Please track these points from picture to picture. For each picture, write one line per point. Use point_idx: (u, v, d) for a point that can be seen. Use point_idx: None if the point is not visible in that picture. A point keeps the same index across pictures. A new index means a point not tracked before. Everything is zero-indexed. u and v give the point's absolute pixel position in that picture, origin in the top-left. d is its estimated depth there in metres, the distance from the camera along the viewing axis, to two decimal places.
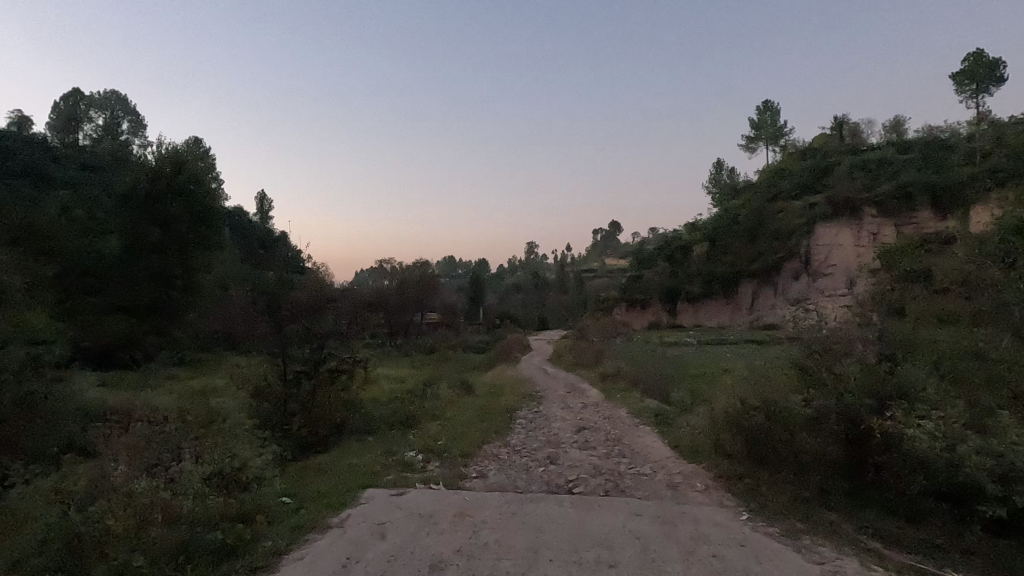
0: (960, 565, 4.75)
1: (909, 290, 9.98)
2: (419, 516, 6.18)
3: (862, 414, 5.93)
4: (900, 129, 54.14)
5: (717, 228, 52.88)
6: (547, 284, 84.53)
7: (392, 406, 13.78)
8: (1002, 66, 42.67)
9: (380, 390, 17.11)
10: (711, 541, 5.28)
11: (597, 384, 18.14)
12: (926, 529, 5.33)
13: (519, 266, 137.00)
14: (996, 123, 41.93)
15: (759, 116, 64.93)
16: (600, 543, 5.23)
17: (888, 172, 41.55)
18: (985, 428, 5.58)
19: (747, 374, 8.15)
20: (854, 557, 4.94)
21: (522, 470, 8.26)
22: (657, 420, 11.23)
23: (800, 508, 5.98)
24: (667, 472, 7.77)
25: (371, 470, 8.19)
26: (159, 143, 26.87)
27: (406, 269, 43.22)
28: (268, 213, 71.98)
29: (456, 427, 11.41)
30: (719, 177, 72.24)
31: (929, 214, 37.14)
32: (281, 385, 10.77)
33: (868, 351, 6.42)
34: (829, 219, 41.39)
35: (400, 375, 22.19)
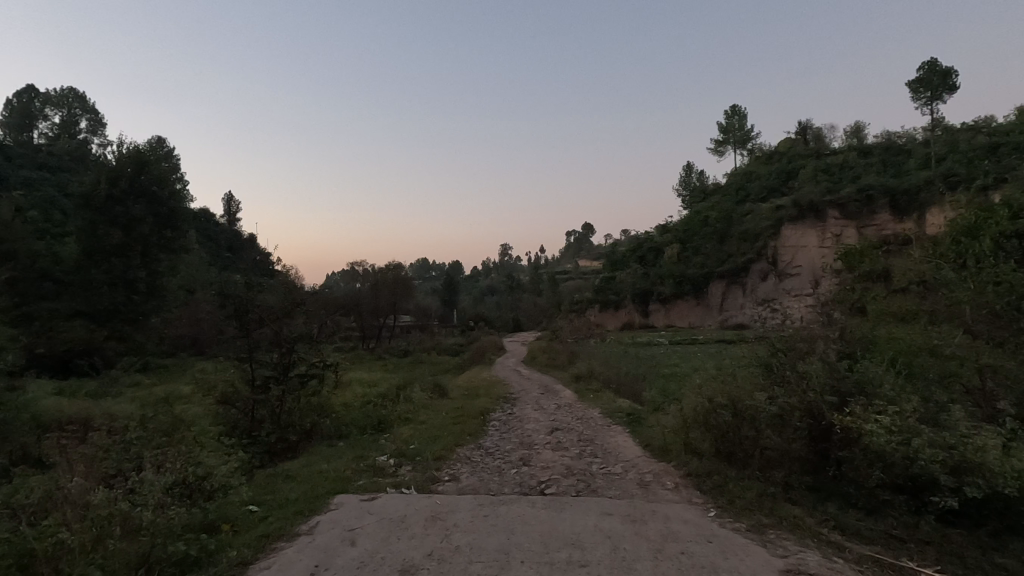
0: (915, 554, 4.92)
1: (868, 289, 10.36)
2: (390, 521, 6.13)
3: (824, 410, 6.08)
4: (861, 134, 56.09)
5: (687, 231, 55.56)
6: (521, 285, 84.91)
7: (365, 409, 13.65)
8: (955, 75, 44.59)
9: (352, 394, 16.88)
10: (679, 537, 5.36)
11: (571, 385, 18.27)
12: (883, 521, 5.51)
13: (492, 268, 136.86)
14: (949, 130, 43.79)
15: (727, 120, 66.60)
16: (570, 543, 5.28)
17: (850, 176, 43.04)
18: (938, 421, 5.79)
19: (715, 373, 8.29)
20: (815, 550, 5.08)
21: (495, 472, 8.26)
22: (629, 420, 11.38)
23: (765, 503, 6.14)
24: (638, 472, 7.86)
25: (341, 475, 8.07)
26: (121, 143, 26.17)
27: (380, 271, 42.63)
28: (235, 215, 70.42)
29: (429, 430, 11.34)
30: (689, 180, 73.53)
31: (889, 216, 38.39)
32: (249, 391, 10.57)
33: (829, 349, 6.61)
34: (795, 221, 42.49)
35: (373, 379, 21.86)
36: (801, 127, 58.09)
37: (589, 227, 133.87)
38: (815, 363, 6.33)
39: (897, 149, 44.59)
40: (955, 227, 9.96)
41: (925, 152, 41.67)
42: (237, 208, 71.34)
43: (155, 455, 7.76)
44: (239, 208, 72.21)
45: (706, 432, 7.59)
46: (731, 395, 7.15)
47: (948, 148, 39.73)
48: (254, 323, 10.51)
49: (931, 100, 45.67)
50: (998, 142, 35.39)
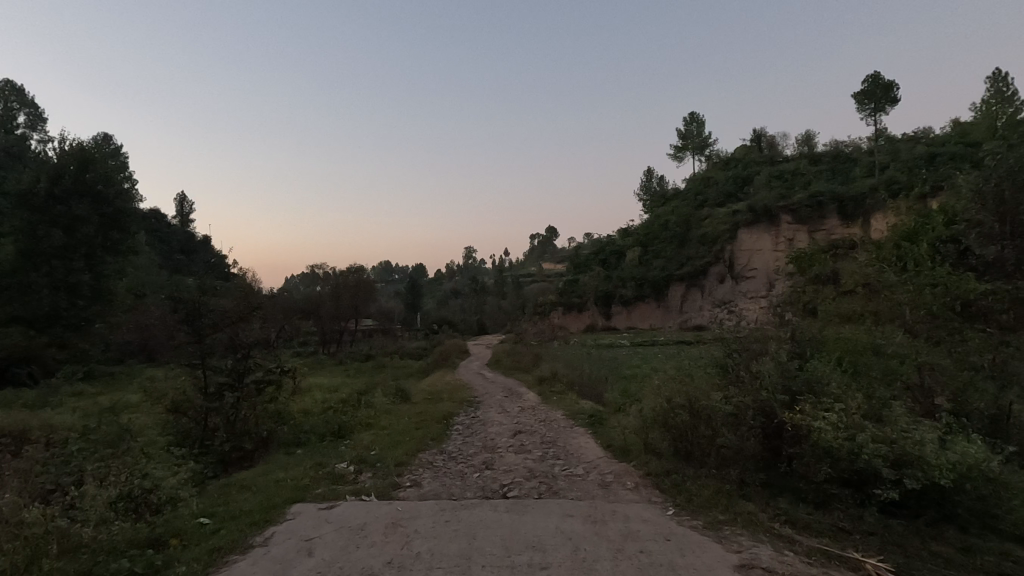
0: (859, 545, 5.14)
1: (819, 291, 10.80)
2: (349, 530, 5.99)
3: (775, 408, 6.29)
4: (811, 142, 58.50)
5: (648, 235, 56.68)
6: (486, 288, 84.64)
7: (324, 416, 13.35)
8: (896, 88, 47.05)
9: (311, 400, 16.49)
10: (639, 537, 5.45)
11: (534, 388, 18.32)
12: (831, 514, 5.73)
13: (456, 271, 136.06)
14: (892, 140, 46.14)
15: (686, 127, 68.33)
16: (531, 546, 5.28)
17: (802, 182, 44.80)
18: (880, 417, 6.07)
19: (674, 374, 8.47)
20: (767, 544, 5.26)
21: (457, 477, 8.20)
22: (591, 421, 11.49)
23: (720, 500, 6.30)
24: (599, 472, 7.97)
25: (299, 484, 7.86)
26: (63, 139, 24.87)
27: (341, 274, 41.71)
28: (188, 216, 67.80)
29: (391, 436, 11.18)
30: (649, 185, 75.02)
31: (838, 221, 39.97)
32: (202, 399, 10.19)
33: (781, 350, 6.85)
34: (751, 225, 43.91)
35: (334, 384, 21.39)
36: (756, 134, 60.14)
37: (552, 230, 134.70)
38: (767, 363, 6.58)
39: (844, 157, 46.74)
40: (897, 231, 10.50)
41: (870, 161, 43.81)
42: (190, 209, 68.72)
43: (98, 468, 7.38)
44: (192, 208, 69.53)
45: (665, 431, 7.75)
46: (689, 395, 7.30)
47: (890, 158, 41.92)
48: (207, 327, 10.12)
49: (875, 111, 48.08)
50: (935, 152, 37.55)
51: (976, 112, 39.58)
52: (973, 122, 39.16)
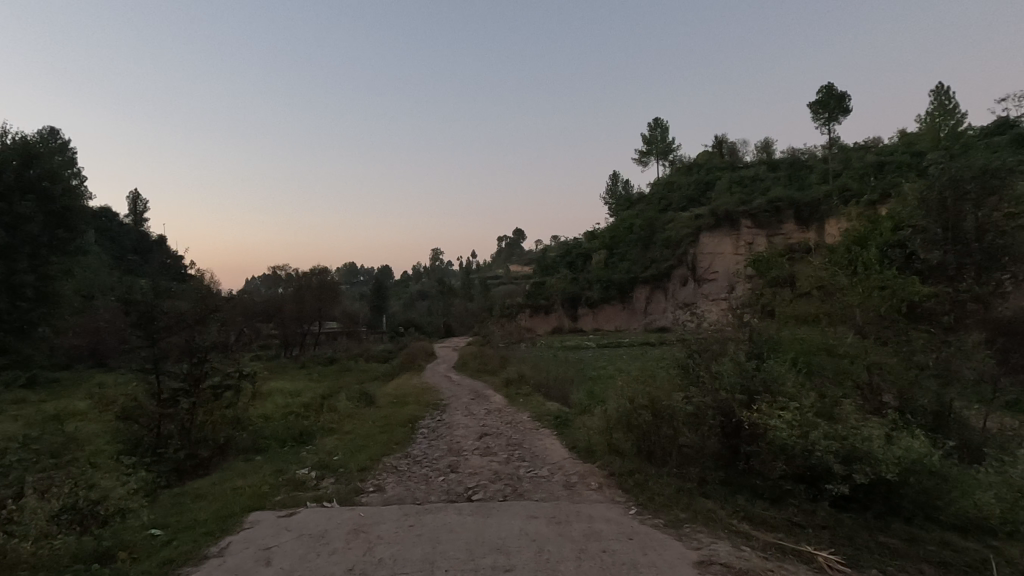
0: (812, 539, 5.32)
1: (777, 292, 11.15)
2: (309, 538, 5.85)
3: (734, 407, 6.47)
4: (769, 149, 60.45)
5: (614, 238, 57.47)
6: (453, 290, 84.20)
7: (285, 421, 13.04)
8: (849, 99, 49.05)
9: (272, 405, 16.07)
10: (602, 536, 5.51)
11: (501, 390, 18.30)
12: (786, 510, 5.92)
13: (423, 273, 134.92)
14: (845, 148, 48.08)
15: (651, 132, 69.61)
16: (496, 549, 5.27)
17: (760, 188, 46.21)
18: (832, 415, 6.30)
19: (637, 375, 8.61)
20: (725, 540, 5.40)
21: (422, 481, 8.12)
22: (557, 423, 11.56)
23: (681, 499, 6.43)
24: (564, 473, 8.03)
25: (257, 492, 7.64)
26: (5, 132, 23.52)
27: (304, 275, 40.75)
28: (141, 215, 65.18)
29: (354, 440, 10.98)
30: (615, 188, 76.04)
31: (794, 226, 41.28)
32: (155, 405, 9.80)
33: (739, 351, 7.08)
34: (713, 229, 45.02)
35: (296, 388, 20.91)
36: (717, 141, 61.72)
37: (520, 232, 134.72)
38: (726, 363, 6.79)
39: (800, 164, 48.44)
40: (848, 236, 10.95)
41: (824, 168, 45.52)
42: (144, 208, 66.12)
43: (39, 480, 7.00)
44: (146, 207, 66.87)
45: (628, 432, 7.86)
46: (652, 395, 7.44)
47: (843, 165, 43.68)
48: (160, 331, 9.71)
49: (829, 121, 50.00)
50: (883, 160, 39.33)
51: (922, 123, 41.61)
52: (919, 133, 41.17)
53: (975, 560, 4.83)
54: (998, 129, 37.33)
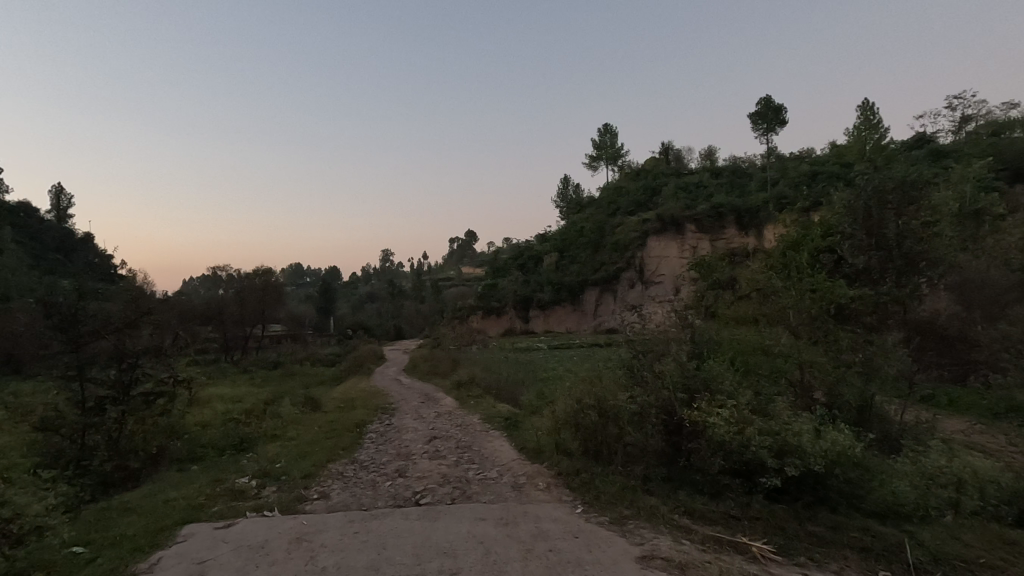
0: (747, 531, 5.58)
1: (718, 294, 11.60)
2: (248, 549, 5.63)
3: (675, 406, 6.72)
4: (713, 157, 62.90)
5: (565, 241, 58.25)
6: (404, 292, 83.09)
7: (224, 428, 12.48)
8: (785, 111, 51.63)
9: (210, 412, 15.37)
10: (549, 536, 5.57)
11: (452, 393, 18.12)
12: (723, 504, 6.17)
13: (374, 273, 132.40)
14: (782, 158, 50.58)
15: (601, 137, 71.00)
16: (443, 552, 5.24)
17: (704, 194, 47.97)
18: (766, 412, 6.62)
19: (585, 375, 8.78)
20: (667, 535, 5.58)
21: (368, 486, 7.97)
22: (507, 425, 11.59)
23: (625, 496, 6.59)
24: (512, 474, 8.08)
25: (192, 503, 7.28)
26: None
27: (245, 276, 39.10)
28: (65, 211, 60.87)
29: (299, 446, 10.66)
30: (566, 192, 76.99)
31: (735, 231, 43.05)
32: (78, 415, 9.16)
33: (680, 351, 7.35)
34: (659, 233, 46.42)
35: (236, 394, 20.05)
36: (664, 147, 63.61)
37: (472, 233, 134.02)
38: (669, 363, 7.05)
39: (741, 172, 50.64)
40: (784, 241, 11.57)
41: (763, 176, 47.73)
42: (69, 203, 61.87)
43: None
44: (71, 203, 62.52)
45: (576, 432, 8.00)
46: (598, 396, 7.60)
47: (780, 174, 45.97)
48: (87, 335, 9.03)
49: (767, 131, 52.44)
50: (816, 170, 41.65)
51: (850, 136, 44.39)
52: (848, 145, 43.80)
53: (892, 544, 5.17)
54: (917, 144, 40.32)
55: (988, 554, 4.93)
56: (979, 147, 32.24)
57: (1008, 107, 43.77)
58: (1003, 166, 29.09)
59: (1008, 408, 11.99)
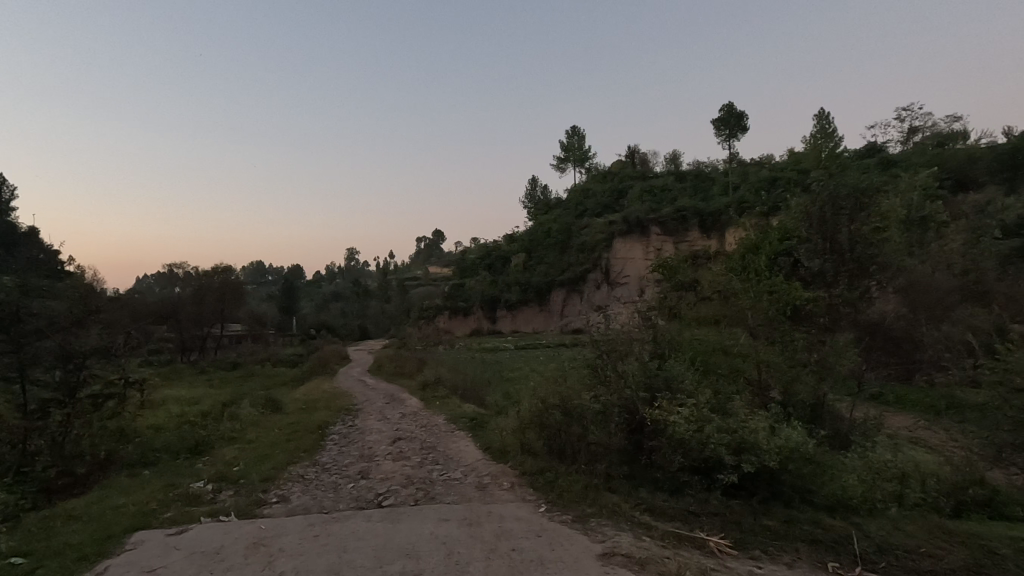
0: (705, 527, 5.72)
1: (681, 295, 11.85)
2: (202, 556, 5.46)
3: (637, 405, 6.85)
4: (677, 161, 64.24)
5: (532, 241, 58.53)
6: (369, 291, 81.82)
7: (179, 431, 12.05)
8: (746, 118, 53.15)
9: (165, 414, 14.82)
10: (512, 536, 5.58)
11: (417, 394, 17.93)
12: (683, 500, 6.31)
13: (339, 272, 130.06)
14: (743, 163, 52.04)
15: (568, 139, 71.55)
16: (405, 554, 5.18)
17: (669, 197, 48.96)
18: (724, 410, 6.80)
19: (550, 375, 8.84)
20: (628, 532, 5.68)
21: (330, 489, 7.83)
22: (473, 425, 11.55)
23: (588, 495, 6.67)
24: (477, 474, 8.07)
25: (142, 510, 7.00)
26: None
27: (203, 274, 37.80)
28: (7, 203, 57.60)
29: (259, 449, 10.38)
30: (533, 193, 77.28)
31: (698, 234, 44.07)
32: (20, 420, 8.70)
33: (643, 351, 7.50)
34: (625, 235, 47.09)
35: (192, 396, 19.36)
36: (631, 150, 64.58)
37: (439, 232, 132.82)
38: (632, 363, 7.19)
39: (704, 176, 51.89)
40: (744, 244, 11.91)
41: (725, 181, 49.02)
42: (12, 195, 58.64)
43: None
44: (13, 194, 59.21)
45: (540, 431, 8.05)
46: (562, 395, 7.68)
47: (741, 179, 47.31)
48: (29, 335, 8.70)
49: (729, 137, 53.87)
50: (775, 176, 43.04)
51: (807, 144, 46.06)
52: (805, 152, 45.41)
53: (840, 535, 5.38)
54: (868, 153, 42.14)
55: (928, 543, 5.18)
56: (925, 157, 33.91)
57: (951, 120, 46.26)
58: (947, 175, 30.71)
59: (948, 406, 12.65)
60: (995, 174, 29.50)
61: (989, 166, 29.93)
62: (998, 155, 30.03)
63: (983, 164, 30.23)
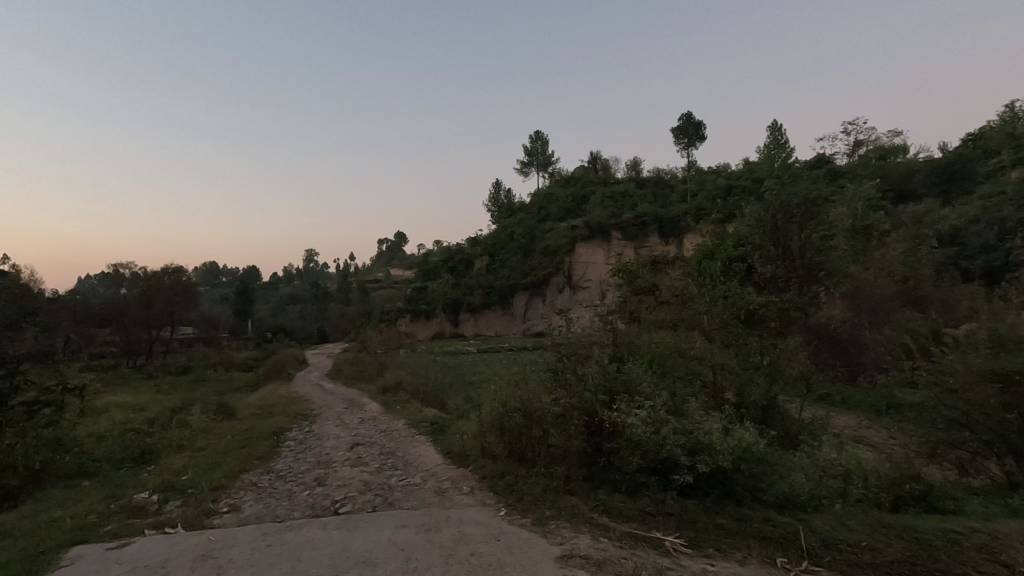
0: (662, 527, 5.83)
1: (640, 299, 12.08)
2: (145, 570, 5.20)
3: (596, 407, 6.95)
4: (638, 168, 65.60)
5: (495, 245, 58.56)
6: (329, 294, 80.11)
7: (122, 439, 11.46)
8: (704, 127, 54.75)
9: (107, 422, 14.09)
10: (471, 540, 5.56)
11: (377, 398, 17.63)
12: (639, 500, 6.42)
13: (297, 274, 126.83)
14: (701, 171, 53.58)
15: (532, 144, 72.08)
16: (361, 562, 5.09)
17: (630, 203, 49.88)
18: (680, 412, 6.97)
19: (511, 378, 8.86)
20: (586, 534, 5.73)
21: (284, 496, 7.61)
22: (433, 429, 11.45)
23: (548, 498, 6.70)
24: (437, 479, 7.99)
25: (81, 523, 6.64)
26: None
27: (152, 275, 36.24)
28: None
29: (209, 457, 9.99)
30: (497, 197, 77.42)
31: (658, 239, 45.05)
32: None
33: (602, 354, 7.62)
34: (587, 240, 47.69)
35: (139, 402, 18.50)
36: (593, 156, 65.55)
37: (401, 234, 131.07)
38: (592, 366, 7.31)
39: (664, 184, 53.14)
40: (700, 250, 12.24)
41: (684, 188, 50.34)
42: None
43: None
44: None
45: (501, 435, 8.05)
46: (523, 398, 7.70)
47: (698, 186, 48.65)
48: None
49: (688, 145, 55.35)
50: (731, 185, 44.47)
51: (761, 154, 47.80)
52: (759, 162, 47.11)
53: (788, 532, 5.58)
54: (817, 164, 44.07)
55: (869, 537, 5.43)
56: (869, 169, 35.71)
57: (893, 134, 48.89)
58: (888, 187, 32.44)
59: (888, 406, 13.33)
60: (931, 186, 31.30)
61: (927, 179, 31.73)
62: (934, 168, 31.86)
63: (921, 177, 32.04)
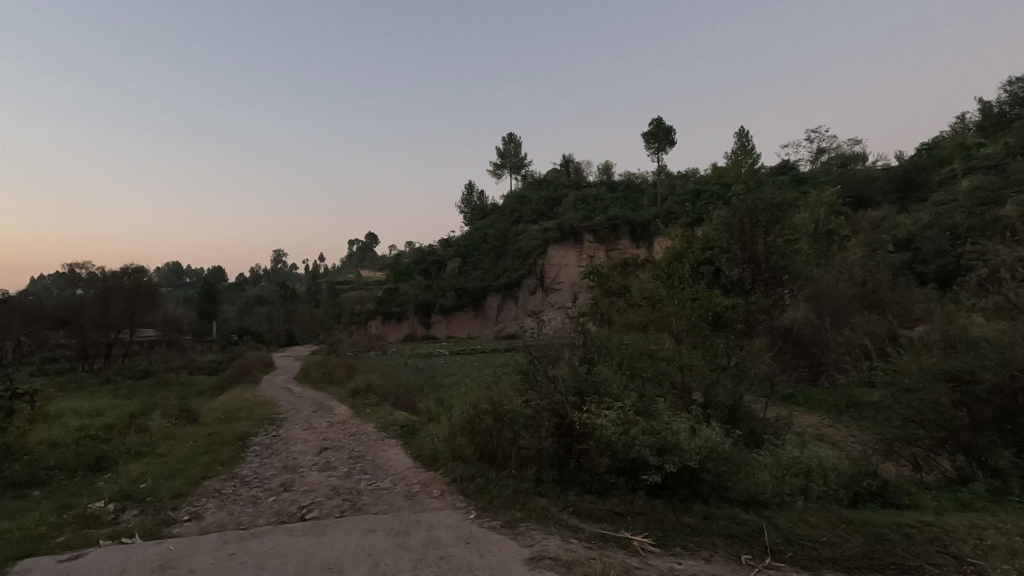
0: (630, 526, 5.90)
1: (611, 301, 12.21)
2: None
3: (567, 409, 6.99)
4: (609, 171, 66.31)
5: (468, 246, 58.36)
6: (298, 295, 78.52)
7: (76, 447, 11.00)
8: (674, 132, 55.67)
9: (61, 428, 13.49)
10: (441, 544, 5.52)
11: (346, 401, 17.36)
12: (609, 501, 6.48)
13: (264, 275, 123.88)
14: (670, 176, 54.46)
15: (505, 146, 72.10)
16: (328, 568, 4.99)
17: (601, 206, 50.36)
18: (648, 412, 7.06)
19: (482, 380, 8.82)
20: (556, 535, 5.76)
21: (249, 503, 7.42)
22: (403, 433, 11.31)
23: (518, 499, 6.70)
24: (406, 483, 7.91)
25: (30, 535, 6.34)
26: None
27: (111, 275, 34.91)
28: None
29: (169, 464, 9.65)
30: (469, 199, 77.19)
31: (629, 242, 45.58)
32: None
33: (573, 356, 7.66)
34: (559, 242, 47.95)
35: (95, 408, 17.77)
36: (566, 159, 65.96)
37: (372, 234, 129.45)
38: (563, 368, 7.34)
39: (634, 187, 53.82)
40: (670, 252, 12.41)
41: (654, 192, 51.09)
42: None
43: None
44: None
45: (471, 437, 8.01)
46: (494, 401, 7.68)
47: (668, 190, 49.43)
48: None
49: (658, 150, 56.19)
50: (700, 189, 45.28)
51: (728, 159, 48.89)
52: (727, 167, 48.16)
53: (752, 529, 5.70)
54: (782, 170, 45.28)
55: (828, 533, 5.58)
56: (831, 176, 36.87)
57: (853, 143, 50.58)
58: (849, 194, 33.51)
59: (848, 405, 13.78)
60: (889, 193, 32.50)
61: (885, 186, 32.89)
62: (892, 176, 33.07)
63: (880, 184, 33.20)
